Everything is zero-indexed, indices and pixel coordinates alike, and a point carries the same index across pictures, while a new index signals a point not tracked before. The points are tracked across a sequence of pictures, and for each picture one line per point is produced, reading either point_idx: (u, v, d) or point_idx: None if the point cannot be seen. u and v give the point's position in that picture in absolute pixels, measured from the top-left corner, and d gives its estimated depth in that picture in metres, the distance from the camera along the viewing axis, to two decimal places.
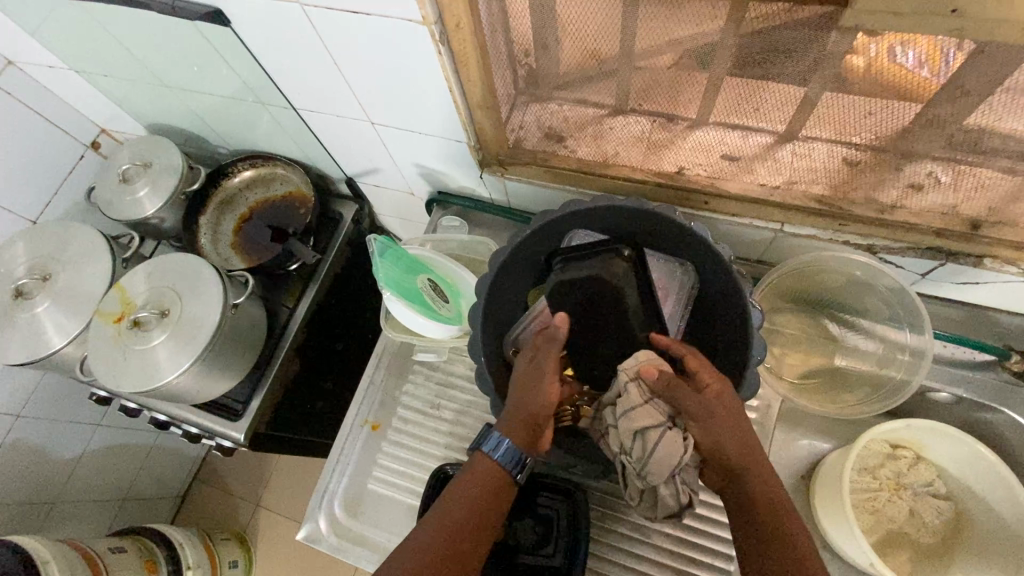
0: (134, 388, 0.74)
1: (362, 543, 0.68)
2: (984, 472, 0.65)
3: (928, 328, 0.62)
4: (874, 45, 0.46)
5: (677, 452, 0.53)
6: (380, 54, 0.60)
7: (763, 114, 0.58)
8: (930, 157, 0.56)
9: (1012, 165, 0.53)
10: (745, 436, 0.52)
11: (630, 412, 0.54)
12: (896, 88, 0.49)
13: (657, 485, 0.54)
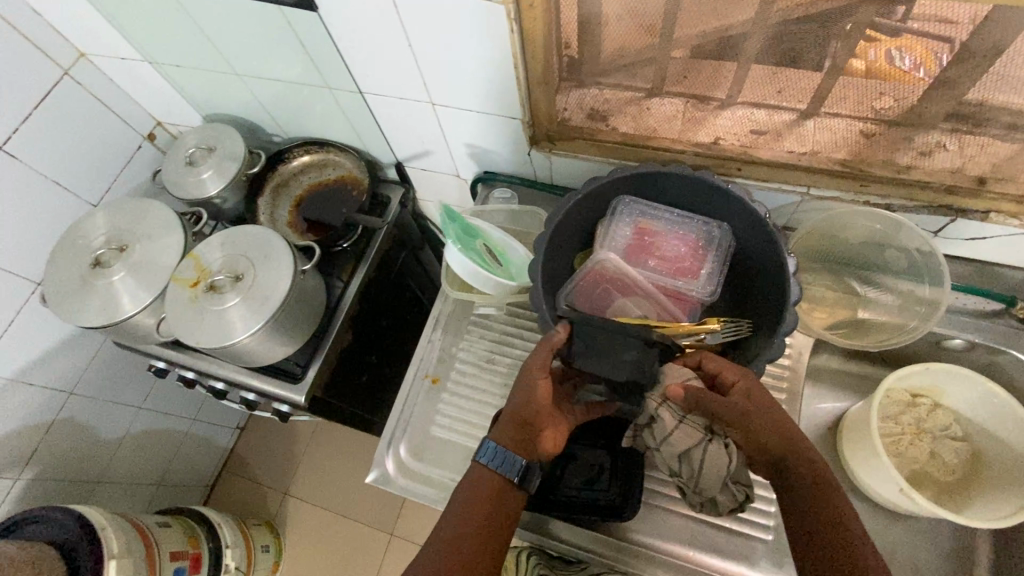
0: (210, 345, 0.79)
1: (427, 483, 0.74)
2: (997, 408, 0.72)
3: (947, 281, 0.69)
4: (874, 50, 0.60)
5: (723, 462, 0.63)
6: (454, 34, 0.68)
7: (784, 94, 0.69)
8: (936, 128, 0.66)
9: (1008, 125, 0.62)
10: (778, 422, 0.58)
11: (669, 437, 0.63)
12: (900, 73, 0.62)
13: (714, 494, 0.64)
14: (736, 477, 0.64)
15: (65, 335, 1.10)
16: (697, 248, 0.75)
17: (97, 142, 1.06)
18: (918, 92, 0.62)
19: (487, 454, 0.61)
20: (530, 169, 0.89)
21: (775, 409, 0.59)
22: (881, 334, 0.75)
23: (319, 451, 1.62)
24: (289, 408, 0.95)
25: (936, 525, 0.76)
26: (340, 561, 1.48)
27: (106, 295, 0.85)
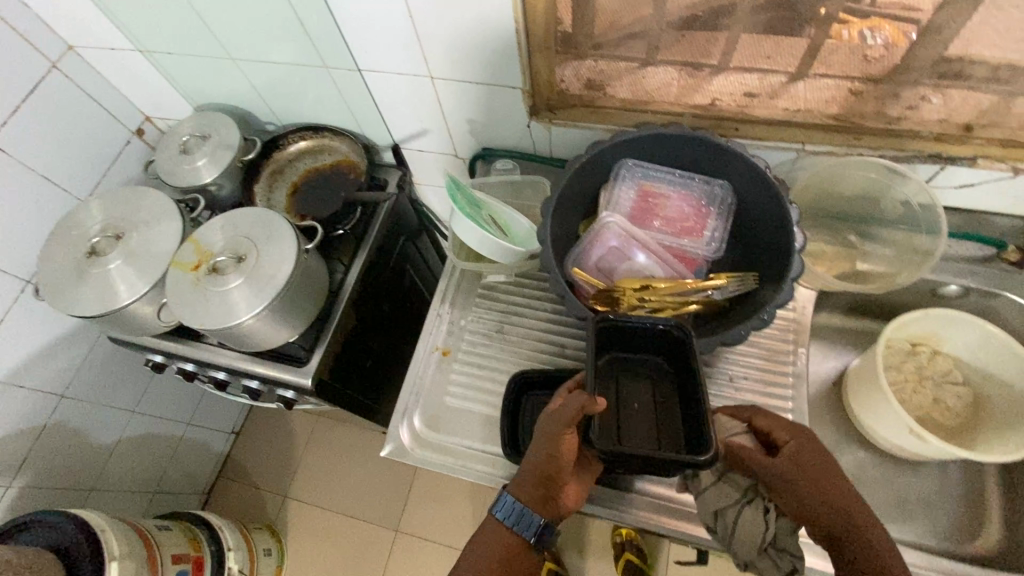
0: (215, 326, 0.77)
1: (442, 453, 0.74)
2: (999, 350, 0.74)
3: (943, 228, 0.71)
4: (848, 31, 0.64)
5: (761, 527, 0.59)
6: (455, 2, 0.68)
7: (776, 60, 0.70)
8: (923, 84, 0.67)
9: (996, 76, 0.64)
10: (826, 488, 0.54)
11: (704, 492, 0.62)
12: (886, 32, 0.63)
13: (753, 560, 0.59)
14: (781, 544, 0.59)
15: (56, 336, 1.06)
16: (700, 208, 0.76)
17: (85, 137, 1.04)
18: (903, 53, 0.64)
19: (502, 509, 0.62)
20: (530, 142, 0.90)
21: (830, 482, 0.54)
22: (878, 282, 0.77)
23: (319, 452, 1.59)
24: (295, 393, 0.94)
25: (944, 469, 0.78)
26: (346, 561, 1.46)
27: (101, 284, 0.83)
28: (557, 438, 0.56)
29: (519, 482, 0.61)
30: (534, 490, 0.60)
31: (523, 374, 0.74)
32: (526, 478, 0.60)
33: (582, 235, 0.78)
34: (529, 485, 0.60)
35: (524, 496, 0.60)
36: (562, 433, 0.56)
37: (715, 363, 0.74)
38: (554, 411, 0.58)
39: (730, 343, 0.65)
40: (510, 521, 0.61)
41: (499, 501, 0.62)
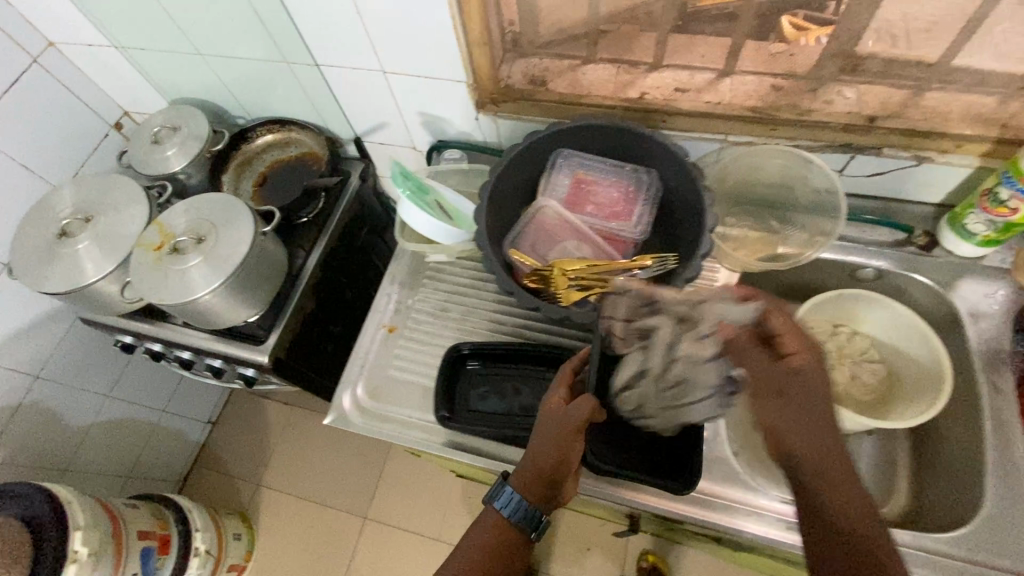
0: (174, 301, 0.82)
1: (382, 421, 0.79)
2: (907, 328, 0.79)
3: (843, 211, 0.77)
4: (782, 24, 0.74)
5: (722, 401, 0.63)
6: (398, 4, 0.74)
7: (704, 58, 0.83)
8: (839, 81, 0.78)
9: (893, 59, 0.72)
10: (800, 401, 0.57)
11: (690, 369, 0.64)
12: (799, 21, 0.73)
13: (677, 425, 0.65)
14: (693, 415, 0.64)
15: (31, 318, 1.11)
16: (630, 194, 0.81)
17: (65, 129, 1.09)
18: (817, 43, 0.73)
19: (504, 500, 0.63)
20: (480, 135, 0.95)
21: (793, 397, 0.58)
22: (791, 259, 0.81)
23: (292, 442, 1.63)
24: (255, 372, 0.99)
25: (861, 441, 0.83)
26: (315, 547, 1.49)
27: (70, 263, 0.88)
28: (570, 435, 0.61)
29: (525, 475, 0.63)
30: (538, 483, 0.62)
31: (459, 348, 0.78)
32: (531, 470, 0.63)
33: (520, 218, 0.83)
34: (536, 478, 0.63)
35: (528, 489, 0.63)
36: (574, 430, 0.61)
37: None
38: (562, 409, 0.63)
39: None
40: (514, 514, 0.63)
41: (500, 492, 0.64)
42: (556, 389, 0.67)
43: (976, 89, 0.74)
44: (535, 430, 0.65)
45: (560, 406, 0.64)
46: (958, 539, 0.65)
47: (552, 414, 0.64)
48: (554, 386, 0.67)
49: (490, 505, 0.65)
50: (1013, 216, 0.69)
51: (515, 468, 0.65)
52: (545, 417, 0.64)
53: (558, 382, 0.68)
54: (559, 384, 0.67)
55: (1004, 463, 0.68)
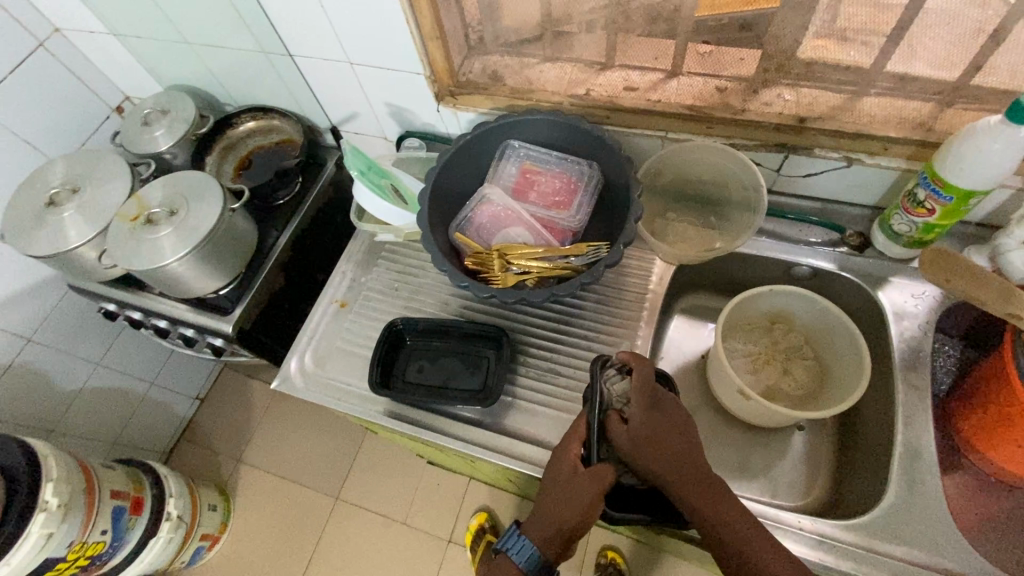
0: (143, 267, 0.88)
1: (324, 387, 0.84)
2: (834, 322, 0.82)
3: (764, 207, 0.80)
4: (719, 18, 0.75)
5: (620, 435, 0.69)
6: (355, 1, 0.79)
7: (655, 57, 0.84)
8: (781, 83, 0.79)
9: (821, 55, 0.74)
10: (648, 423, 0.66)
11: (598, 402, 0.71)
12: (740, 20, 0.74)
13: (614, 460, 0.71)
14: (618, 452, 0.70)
15: (25, 284, 1.19)
16: (572, 185, 0.85)
17: (66, 109, 1.18)
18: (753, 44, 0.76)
19: (521, 554, 0.64)
20: (442, 126, 0.99)
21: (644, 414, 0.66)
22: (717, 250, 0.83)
23: (273, 422, 1.65)
24: (222, 342, 1.05)
25: (790, 434, 0.85)
26: (285, 524, 1.50)
27: (55, 229, 0.94)
28: (592, 504, 0.62)
29: (543, 532, 0.64)
30: (556, 541, 0.64)
31: (395, 323, 0.83)
32: (549, 528, 0.64)
33: (467, 204, 0.87)
34: (554, 536, 0.64)
35: (547, 547, 0.64)
36: (596, 500, 0.62)
37: (572, 323, 0.84)
38: (584, 474, 0.64)
39: (561, 295, 0.74)
40: (532, 568, 0.64)
41: (517, 546, 0.64)
42: (569, 446, 0.67)
43: (910, 94, 0.76)
44: (551, 488, 0.65)
45: (582, 469, 0.64)
46: (854, 526, 0.68)
47: (573, 479, 0.64)
48: (566, 442, 0.68)
49: (504, 559, 0.65)
50: (932, 217, 0.72)
51: (530, 523, 0.65)
52: (564, 479, 0.65)
53: (569, 436, 0.68)
54: (572, 440, 0.68)
55: (907, 452, 0.71)
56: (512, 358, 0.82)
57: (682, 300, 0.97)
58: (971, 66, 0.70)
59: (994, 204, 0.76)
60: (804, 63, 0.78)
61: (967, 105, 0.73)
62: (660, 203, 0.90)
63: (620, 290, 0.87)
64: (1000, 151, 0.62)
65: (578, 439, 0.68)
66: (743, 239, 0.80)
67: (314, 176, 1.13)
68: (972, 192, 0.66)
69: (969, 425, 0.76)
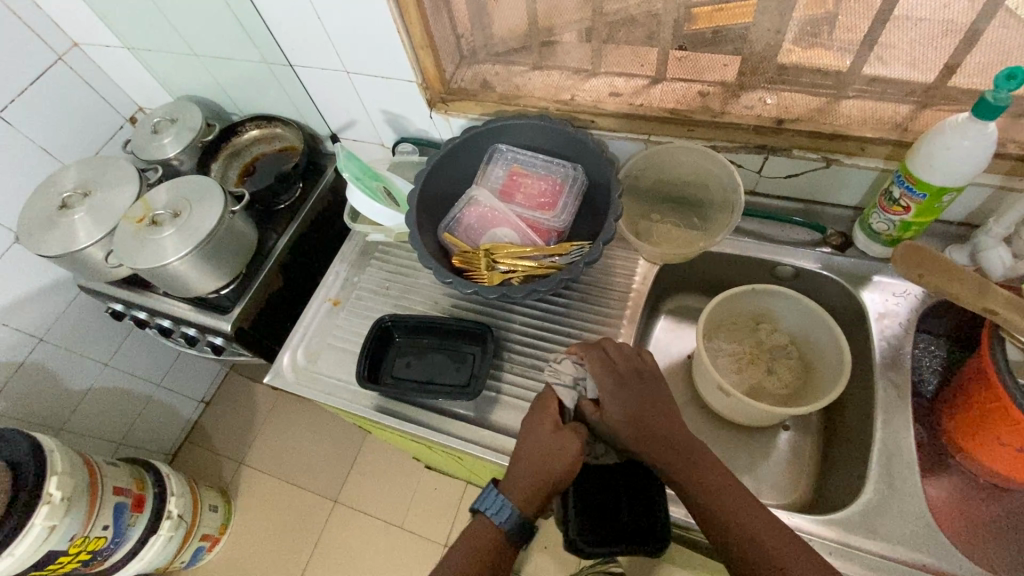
0: (146, 266, 0.92)
1: (313, 380, 0.86)
2: (815, 319, 0.82)
3: (742, 206, 0.82)
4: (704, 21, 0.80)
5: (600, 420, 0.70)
6: (346, 12, 0.82)
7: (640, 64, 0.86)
8: (760, 88, 0.81)
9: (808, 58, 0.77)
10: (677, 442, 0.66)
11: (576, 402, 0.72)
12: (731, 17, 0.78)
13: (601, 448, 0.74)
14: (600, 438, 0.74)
15: (38, 286, 1.24)
16: (557, 187, 0.87)
17: (82, 119, 1.24)
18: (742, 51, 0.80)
19: (499, 511, 0.66)
20: (435, 132, 1.02)
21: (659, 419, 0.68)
22: (698, 250, 0.85)
23: (276, 426, 1.67)
24: (222, 341, 1.09)
25: (775, 434, 0.86)
26: (284, 528, 1.51)
27: (66, 231, 0.99)
28: (573, 463, 0.66)
29: (525, 491, 0.65)
30: (538, 502, 0.66)
31: (383, 321, 0.86)
32: (531, 488, 0.66)
33: (454, 206, 0.90)
34: (536, 496, 0.66)
35: (526, 506, 0.66)
36: (577, 458, 0.67)
37: (557, 320, 0.86)
38: (564, 438, 0.68)
39: (544, 290, 0.76)
40: (509, 525, 0.65)
41: (496, 506, 0.66)
42: (545, 413, 0.71)
43: (887, 97, 0.77)
44: (532, 448, 0.68)
45: (562, 431, 0.68)
46: (832, 521, 0.68)
47: (556, 435, 0.68)
48: (540, 407, 0.72)
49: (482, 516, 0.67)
50: (908, 214, 0.73)
51: (511, 483, 0.67)
52: (546, 444, 0.67)
53: (538, 405, 0.72)
54: (546, 407, 0.71)
55: (886, 448, 0.72)
56: (496, 353, 0.84)
57: (670, 301, 0.98)
58: (946, 67, 0.72)
59: (972, 203, 0.77)
60: (779, 66, 0.80)
61: (941, 106, 0.74)
62: (643, 204, 0.92)
63: (605, 289, 0.88)
64: (969, 149, 0.63)
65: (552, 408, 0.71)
66: (721, 237, 0.82)
67: (314, 182, 1.17)
68: (945, 189, 0.68)
69: (955, 426, 0.74)
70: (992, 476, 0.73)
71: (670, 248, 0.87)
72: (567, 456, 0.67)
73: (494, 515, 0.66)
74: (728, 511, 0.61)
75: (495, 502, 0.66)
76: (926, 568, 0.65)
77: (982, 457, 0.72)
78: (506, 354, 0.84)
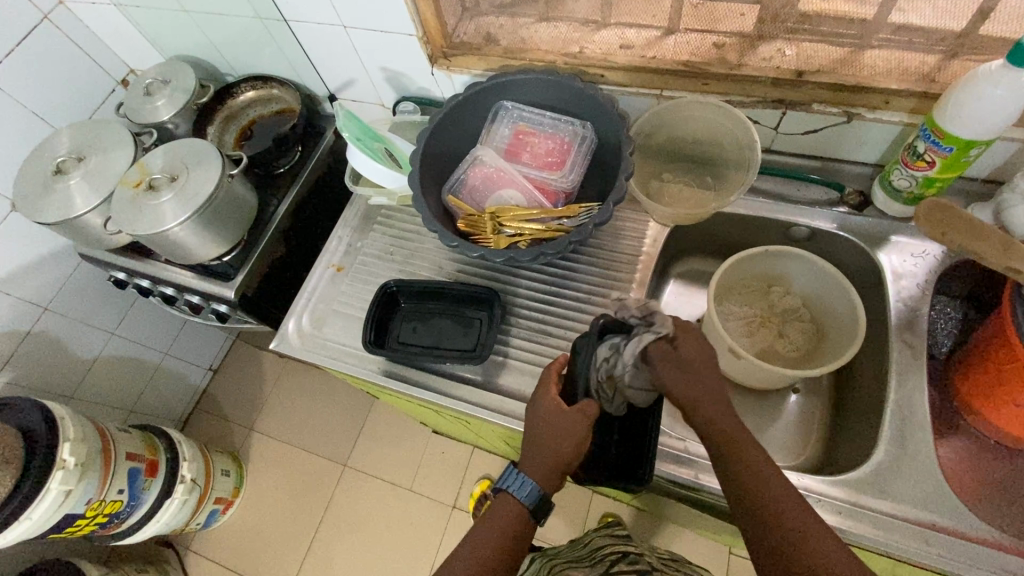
0: (145, 232, 0.90)
1: (320, 346, 0.86)
2: (829, 283, 0.80)
3: (757, 164, 0.78)
4: None
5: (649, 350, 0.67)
6: None
7: None
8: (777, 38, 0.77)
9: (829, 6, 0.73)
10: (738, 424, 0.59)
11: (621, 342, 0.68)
12: None
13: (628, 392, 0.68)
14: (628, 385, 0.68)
15: (37, 255, 1.23)
16: (565, 146, 0.84)
17: (73, 82, 1.20)
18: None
19: (522, 490, 0.64)
20: (437, 90, 0.98)
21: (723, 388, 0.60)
22: (711, 210, 0.82)
23: (284, 392, 1.68)
24: (226, 308, 1.09)
25: (784, 397, 0.85)
26: (296, 490, 1.54)
27: (62, 197, 0.96)
28: (583, 439, 0.64)
29: (542, 469, 0.64)
30: (555, 475, 0.65)
31: (388, 286, 0.85)
32: (545, 463, 0.64)
33: (457, 168, 0.87)
34: (553, 470, 0.64)
35: (546, 483, 0.65)
36: (587, 432, 0.64)
37: (565, 284, 0.84)
38: (573, 416, 0.64)
39: (552, 252, 0.74)
40: (533, 502, 0.64)
41: (517, 483, 0.64)
42: (551, 392, 0.67)
43: (915, 46, 0.74)
44: (542, 429, 0.65)
45: (568, 409, 0.64)
46: (842, 482, 0.68)
47: (563, 415, 0.64)
48: (545, 384, 0.68)
49: (504, 496, 0.65)
50: (931, 170, 0.70)
51: (528, 460, 0.65)
52: (550, 422, 0.65)
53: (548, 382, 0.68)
54: (553, 384, 0.68)
55: (899, 410, 0.71)
56: (503, 318, 0.83)
57: (679, 263, 0.96)
58: (979, 12, 0.69)
59: (997, 160, 0.74)
60: (800, 14, 0.76)
61: (971, 55, 0.71)
62: (651, 164, 0.89)
63: (613, 252, 0.86)
64: (1004, 97, 0.60)
65: (555, 381, 0.69)
66: (735, 196, 0.79)
67: (313, 145, 1.14)
68: (973, 142, 0.65)
69: (967, 387, 0.74)
70: (1003, 436, 0.73)
71: (682, 209, 0.84)
72: (576, 434, 0.64)
73: (513, 494, 0.64)
74: (775, 510, 0.54)
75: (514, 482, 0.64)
76: (935, 527, 0.65)
77: (996, 418, 0.71)
78: (512, 319, 0.83)
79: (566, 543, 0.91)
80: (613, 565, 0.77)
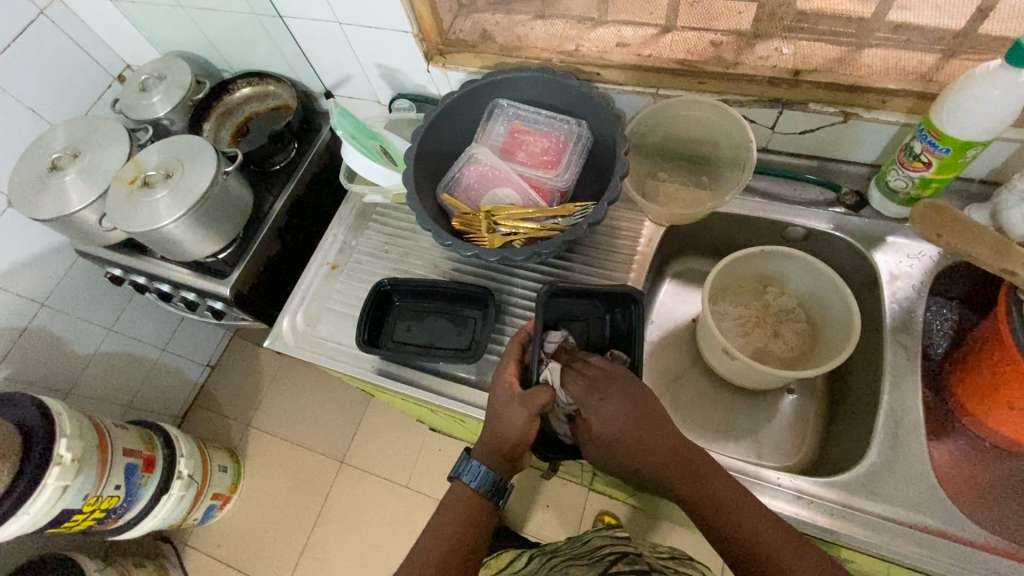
0: (139, 229, 0.90)
1: (313, 344, 0.86)
2: (825, 283, 0.80)
3: (753, 163, 0.78)
4: None
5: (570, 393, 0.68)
6: None
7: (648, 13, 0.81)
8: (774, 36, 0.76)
9: None
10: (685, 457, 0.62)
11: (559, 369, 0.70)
12: None
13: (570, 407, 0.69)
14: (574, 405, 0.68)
15: (34, 251, 1.22)
16: (560, 144, 0.84)
17: (68, 77, 1.19)
18: None
19: (472, 475, 0.67)
20: (433, 87, 0.97)
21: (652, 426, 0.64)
22: (707, 209, 0.81)
23: (282, 388, 1.68)
24: (222, 305, 1.09)
25: (778, 397, 0.85)
26: (293, 486, 1.55)
27: (57, 194, 0.96)
28: (525, 425, 0.64)
29: (488, 450, 0.66)
30: (503, 460, 0.66)
31: (382, 285, 0.84)
32: (492, 446, 0.67)
33: (452, 165, 0.86)
34: (498, 454, 0.66)
35: (493, 465, 0.66)
36: (530, 420, 0.64)
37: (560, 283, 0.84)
38: (516, 403, 0.65)
39: (546, 251, 0.74)
40: (483, 489, 0.66)
41: (467, 468, 0.67)
42: (506, 373, 0.69)
43: (913, 45, 0.73)
44: (491, 412, 0.68)
45: (516, 395, 0.66)
46: (834, 483, 0.68)
47: (508, 401, 0.66)
48: (505, 365, 0.70)
49: (458, 483, 0.68)
50: (928, 171, 0.70)
51: (478, 443, 0.68)
52: (496, 404, 0.67)
53: (508, 362, 0.71)
54: (511, 364, 0.70)
55: (892, 412, 0.71)
56: (497, 317, 0.82)
57: (675, 263, 0.96)
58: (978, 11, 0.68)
59: (995, 160, 0.73)
60: (797, 12, 0.76)
61: (970, 54, 0.71)
62: (647, 163, 0.89)
63: (608, 251, 0.86)
64: (1000, 98, 0.59)
65: (514, 361, 0.71)
66: (730, 196, 0.79)
67: (310, 141, 1.14)
68: (969, 143, 0.64)
69: (962, 389, 0.73)
70: (997, 438, 0.73)
71: (677, 209, 0.83)
72: (517, 422, 0.65)
73: (463, 478, 0.67)
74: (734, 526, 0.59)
75: (464, 466, 0.67)
76: (927, 529, 0.65)
77: (990, 420, 0.71)
78: (506, 319, 0.83)
79: (563, 542, 0.91)
80: (612, 563, 0.75)
